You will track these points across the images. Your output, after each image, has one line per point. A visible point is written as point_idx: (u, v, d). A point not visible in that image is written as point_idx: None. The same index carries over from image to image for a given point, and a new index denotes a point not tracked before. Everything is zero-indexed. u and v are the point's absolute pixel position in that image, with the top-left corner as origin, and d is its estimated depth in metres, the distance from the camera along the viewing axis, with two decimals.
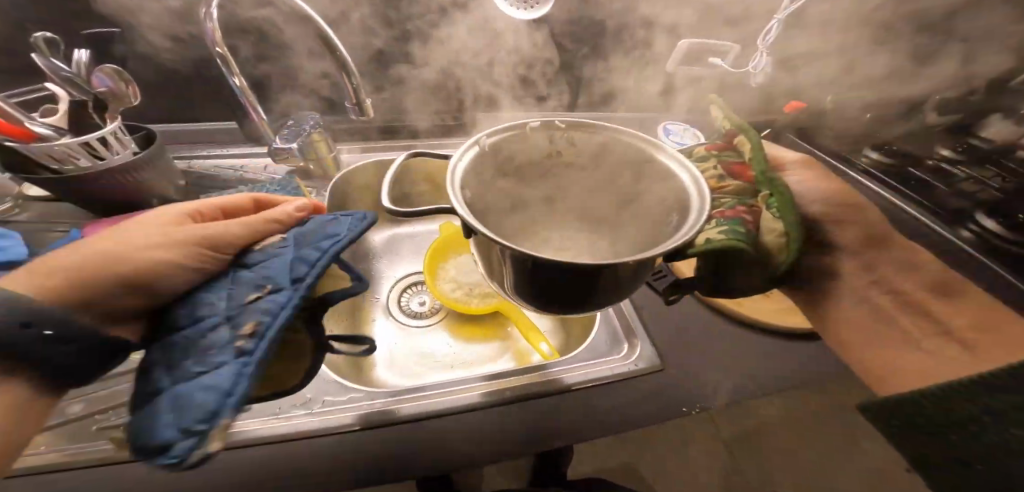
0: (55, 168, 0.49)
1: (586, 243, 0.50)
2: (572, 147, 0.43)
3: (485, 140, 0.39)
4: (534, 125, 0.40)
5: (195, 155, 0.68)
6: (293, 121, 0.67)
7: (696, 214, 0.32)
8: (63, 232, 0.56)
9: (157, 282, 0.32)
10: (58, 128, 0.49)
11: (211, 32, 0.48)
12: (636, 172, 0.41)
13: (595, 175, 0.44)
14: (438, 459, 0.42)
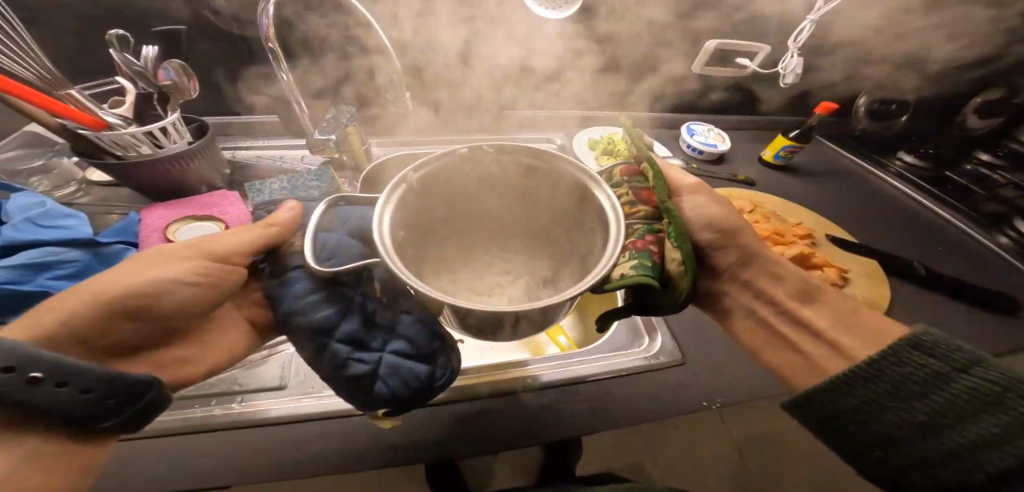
0: (118, 154, 0.53)
1: (526, 262, 0.50)
2: (505, 171, 0.41)
3: (412, 176, 0.38)
4: (464, 152, 0.39)
5: (239, 146, 0.72)
6: (332, 113, 0.70)
7: (613, 244, 0.33)
8: (121, 215, 0.61)
9: (159, 299, 0.34)
10: (125, 118, 0.53)
11: (266, 27, 0.51)
12: (570, 197, 0.41)
13: (530, 198, 0.44)
14: (465, 441, 0.45)
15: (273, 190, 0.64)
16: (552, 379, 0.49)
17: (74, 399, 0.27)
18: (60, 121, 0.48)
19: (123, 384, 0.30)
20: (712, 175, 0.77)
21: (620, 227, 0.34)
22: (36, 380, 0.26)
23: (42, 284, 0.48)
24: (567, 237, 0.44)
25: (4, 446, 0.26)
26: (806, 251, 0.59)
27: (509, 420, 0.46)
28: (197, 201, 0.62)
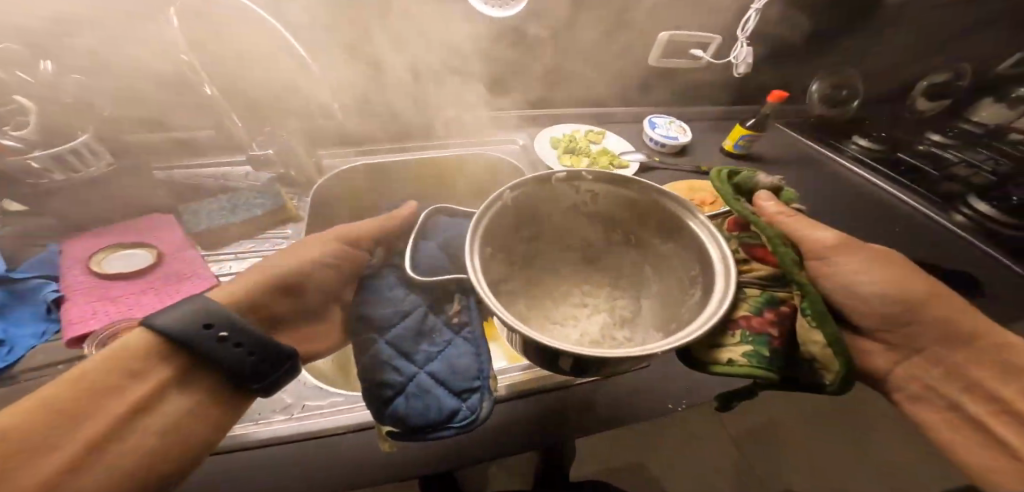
0: (29, 182, 0.48)
1: (605, 293, 0.53)
2: (592, 198, 0.48)
3: (508, 195, 0.44)
4: (559, 178, 0.45)
5: (177, 165, 0.67)
6: (271, 125, 0.67)
7: (718, 300, 0.35)
8: (43, 246, 0.56)
9: (315, 275, 0.42)
10: (27, 140, 0.47)
11: (175, 39, 0.49)
12: (644, 220, 0.47)
13: (607, 222, 0.50)
14: (435, 460, 0.41)
15: (211, 213, 0.61)
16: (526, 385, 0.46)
17: (241, 359, 0.30)
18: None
19: (281, 352, 0.32)
20: (674, 169, 0.76)
21: (733, 267, 0.37)
22: (222, 336, 0.29)
23: None
24: (643, 268, 0.49)
25: (179, 395, 0.30)
26: None
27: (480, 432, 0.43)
28: (132, 224, 0.58)
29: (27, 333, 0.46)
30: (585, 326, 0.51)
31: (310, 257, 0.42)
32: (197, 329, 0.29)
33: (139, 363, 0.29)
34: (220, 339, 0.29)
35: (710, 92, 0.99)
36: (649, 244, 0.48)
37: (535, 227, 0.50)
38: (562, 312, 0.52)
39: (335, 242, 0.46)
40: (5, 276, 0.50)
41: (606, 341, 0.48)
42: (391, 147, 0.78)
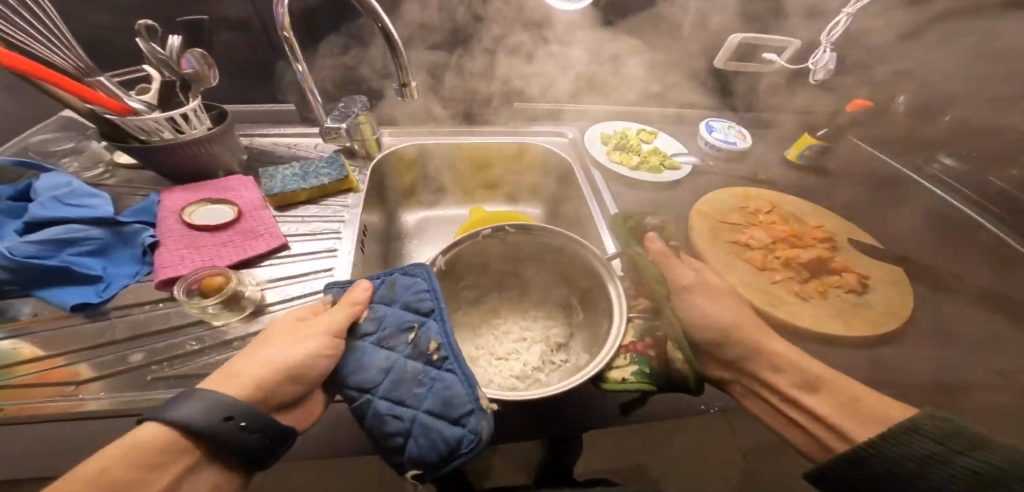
0: (143, 138, 0.56)
1: (544, 328, 0.57)
2: (521, 246, 0.55)
3: (442, 258, 0.52)
4: (486, 232, 0.53)
5: (257, 133, 0.75)
6: (343, 102, 0.72)
7: (617, 331, 0.43)
8: (144, 197, 0.63)
9: (311, 371, 0.38)
10: (150, 104, 0.56)
11: (280, 17, 0.52)
12: (569, 266, 0.53)
13: (545, 271, 0.57)
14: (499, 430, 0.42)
15: (284, 177, 0.67)
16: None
17: (252, 442, 0.33)
18: (90, 107, 0.50)
19: (278, 428, 0.35)
20: (730, 174, 0.74)
21: (622, 305, 0.45)
22: (238, 423, 0.32)
23: (63, 259, 0.52)
24: (574, 305, 0.55)
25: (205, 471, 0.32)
26: (823, 254, 0.57)
27: (500, 414, 0.42)
28: (217, 184, 0.65)
29: (128, 271, 0.54)
30: (528, 359, 0.53)
31: (294, 343, 0.38)
32: (213, 418, 0.31)
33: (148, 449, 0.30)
34: (240, 427, 0.32)
35: (773, 97, 0.96)
36: (573, 284, 0.54)
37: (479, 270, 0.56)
38: (506, 348, 0.55)
39: (325, 333, 0.40)
40: (111, 218, 0.56)
41: (544, 366, 0.52)
42: (446, 131, 0.81)
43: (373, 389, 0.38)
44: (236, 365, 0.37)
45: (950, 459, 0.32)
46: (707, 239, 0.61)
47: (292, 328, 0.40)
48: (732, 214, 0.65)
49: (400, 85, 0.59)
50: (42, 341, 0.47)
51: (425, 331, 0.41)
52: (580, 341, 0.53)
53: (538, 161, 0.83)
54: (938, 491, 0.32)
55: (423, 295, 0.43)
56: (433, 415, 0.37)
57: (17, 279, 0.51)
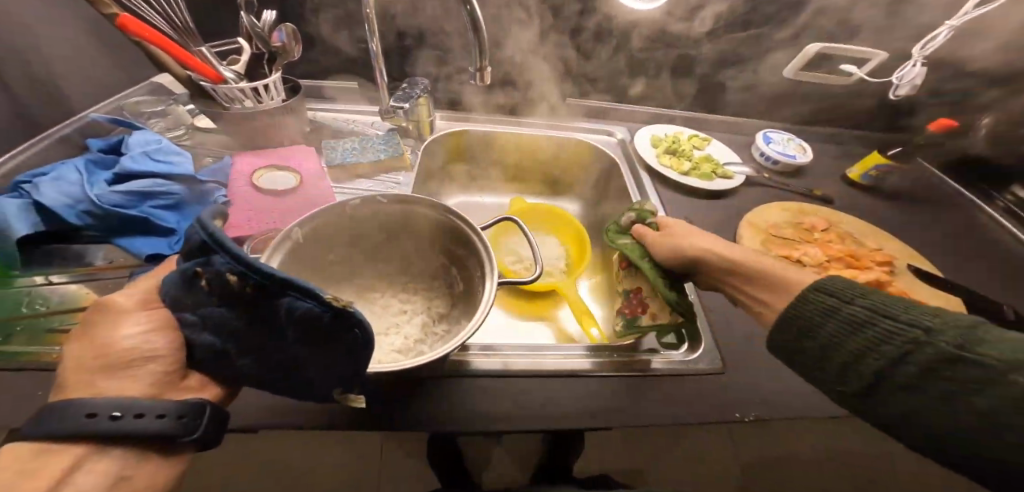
0: (226, 105, 0.61)
1: (423, 302, 0.65)
2: (388, 217, 0.60)
3: (299, 230, 0.51)
4: (352, 203, 0.55)
5: (321, 107, 0.79)
6: (405, 83, 0.75)
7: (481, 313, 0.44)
8: (216, 159, 0.68)
9: (151, 349, 0.33)
10: (239, 74, 0.62)
11: None
12: (459, 245, 0.58)
13: (373, 240, 0.62)
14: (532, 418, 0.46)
15: (345, 150, 0.70)
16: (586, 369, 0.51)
17: (177, 427, 0.30)
18: (189, 74, 0.57)
19: (190, 403, 0.31)
20: (783, 187, 0.72)
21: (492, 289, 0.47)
22: (113, 416, 0.28)
23: (143, 210, 0.57)
24: (467, 285, 0.60)
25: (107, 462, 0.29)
26: (881, 278, 0.55)
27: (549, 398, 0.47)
28: (282, 151, 0.69)
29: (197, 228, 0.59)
30: (409, 332, 0.61)
31: (122, 324, 0.34)
32: (77, 422, 0.28)
33: (43, 461, 0.28)
34: (114, 417, 0.29)
35: (839, 111, 0.92)
36: (473, 272, 0.57)
37: (367, 246, 0.62)
38: (386, 323, 0.62)
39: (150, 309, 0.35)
40: (191, 176, 0.62)
41: (427, 338, 0.61)
42: (499, 119, 0.83)
43: (232, 327, 0.33)
44: (91, 359, 0.32)
45: (845, 308, 0.35)
46: (757, 250, 0.60)
47: (112, 309, 0.34)
48: (786, 228, 0.64)
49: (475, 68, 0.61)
50: (106, 289, 0.52)
51: (207, 264, 0.31)
52: (458, 316, 0.61)
53: (584, 157, 0.83)
54: (858, 359, 0.33)
55: (186, 241, 0.32)
56: (308, 338, 0.33)
57: (102, 224, 0.57)
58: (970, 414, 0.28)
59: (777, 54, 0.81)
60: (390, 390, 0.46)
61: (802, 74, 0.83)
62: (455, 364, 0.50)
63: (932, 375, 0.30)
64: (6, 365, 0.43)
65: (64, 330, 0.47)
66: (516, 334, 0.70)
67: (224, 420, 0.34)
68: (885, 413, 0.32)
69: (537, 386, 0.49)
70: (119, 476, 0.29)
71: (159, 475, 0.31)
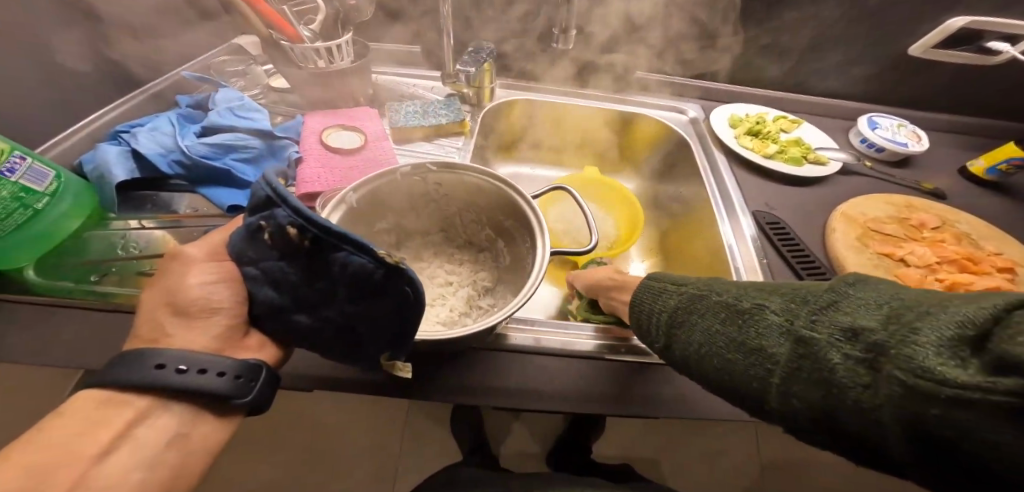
0: (300, 65, 0.63)
1: (468, 274, 0.66)
2: (440, 185, 0.58)
3: (352, 196, 0.50)
4: (403, 170, 0.54)
5: (385, 70, 0.80)
6: (473, 47, 0.73)
7: (528, 289, 0.42)
8: (289, 118, 0.70)
9: (213, 303, 0.34)
10: (314, 34, 0.63)
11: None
12: (512, 216, 0.56)
13: (422, 207, 0.62)
14: (569, 399, 0.45)
15: (407, 112, 0.70)
16: (651, 357, 0.48)
17: (231, 385, 0.31)
18: (270, 32, 0.58)
19: (248, 363, 0.32)
20: (884, 179, 0.65)
21: (541, 265, 0.45)
22: (177, 370, 0.30)
23: (226, 163, 0.60)
24: (520, 265, 0.59)
25: (168, 414, 0.30)
26: (1002, 286, 0.48)
27: (583, 385, 0.46)
28: (348, 111, 0.70)
29: None
30: (454, 303, 0.62)
31: (190, 275, 0.35)
32: (147, 372, 0.29)
33: (112, 411, 0.29)
34: (174, 370, 0.30)
35: (957, 96, 0.80)
36: (526, 248, 0.56)
37: (418, 214, 0.62)
38: (432, 293, 0.63)
39: (216, 261, 0.35)
40: (268, 131, 0.64)
41: (471, 311, 0.61)
42: (560, 90, 0.80)
43: (293, 283, 0.33)
44: (164, 308, 0.34)
45: (678, 287, 0.36)
46: (850, 244, 0.54)
47: (182, 261, 0.35)
48: (889, 224, 0.57)
49: (559, 31, 0.69)
50: (184, 238, 0.55)
51: (269, 219, 0.31)
52: (505, 290, 0.62)
53: (651, 135, 0.78)
54: (674, 320, 0.34)
55: (252, 196, 0.32)
56: (361, 299, 0.33)
57: (190, 175, 0.60)
58: (735, 350, 0.28)
59: (903, 25, 0.70)
60: (433, 359, 0.47)
61: (929, 53, 0.71)
62: (502, 337, 0.49)
63: (707, 309, 0.32)
64: (101, 303, 0.47)
65: (150, 275, 0.51)
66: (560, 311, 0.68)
67: (275, 383, 0.34)
68: (704, 371, 0.31)
69: (598, 369, 0.47)
70: (178, 432, 0.30)
71: (213, 435, 0.32)
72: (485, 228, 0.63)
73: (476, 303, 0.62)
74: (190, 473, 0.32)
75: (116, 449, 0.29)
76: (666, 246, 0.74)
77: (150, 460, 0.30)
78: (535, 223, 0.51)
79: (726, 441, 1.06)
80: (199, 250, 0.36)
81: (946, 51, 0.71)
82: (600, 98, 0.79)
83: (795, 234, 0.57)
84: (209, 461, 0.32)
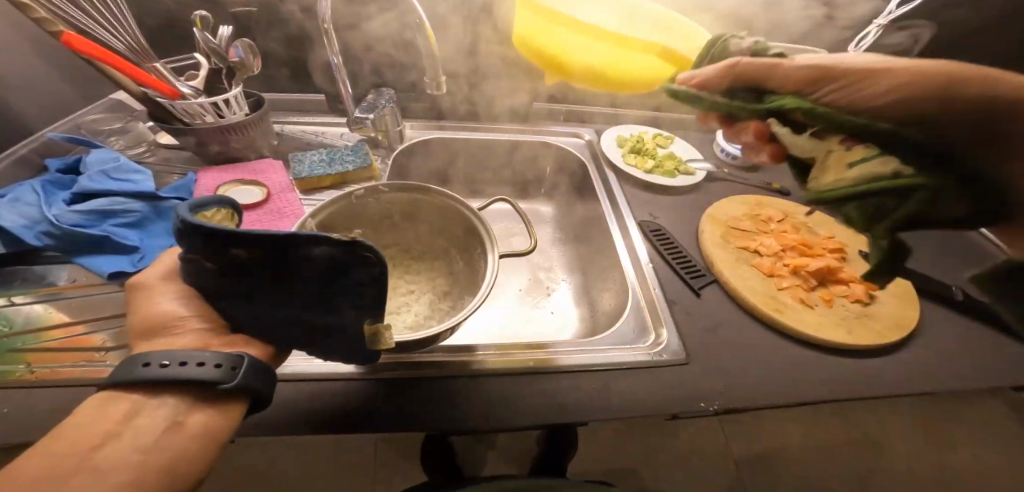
0: (186, 121, 0.62)
1: (428, 282, 0.71)
2: (395, 200, 0.64)
3: (311, 222, 0.55)
4: (359, 193, 0.60)
5: (287, 120, 0.80)
6: (373, 94, 0.76)
7: (484, 291, 0.49)
8: (181, 176, 0.69)
9: (163, 318, 0.36)
10: (197, 89, 0.63)
11: (324, 9, 0.60)
12: (464, 226, 0.63)
13: (381, 224, 0.67)
14: (490, 421, 0.49)
15: (312, 162, 0.70)
16: (558, 364, 0.54)
17: (216, 373, 0.32)
18: (144, 90, 0.57)
19: (229, 354, 0.34)
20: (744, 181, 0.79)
21: (492, 270, 0.52)
22: (161, 364, 0.31)
23: (104, 229, 0.57)
24: (472, 267, 0.66)
25: (158, 409, 0.32)
26: (830, 263, 0.65)
27: (509, 400, 0.50)
28: (248, 165, 0.71)
29: (160, 245, 0.59)
30: (417, 310, 0.66)
31: (160, 295, 0.38)
32: (135, 371, 0.31)
33: (113, 406, 0.31)
34: (160, 369, 0.31)
35: None
36: (478, 254, 0.63)
37: (377, 230, 0.67)
38: (395, 303, 0.67)
39: (164, 283, 0.39)
40: (153, 192, 0.62)
41: (435, 314, 0.66)
42: (466, 126, 0.86)
43: (257, 287, 0.36)
44: (139, 329, 0.36)
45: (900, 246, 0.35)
46: (717, 241, 0.70)
47: (138, 292, 0.39)
48: (744, 221, 0.74)
49: (431, 79, 0.71)
50: (71, 309, 0.52)
51: (212, 254, 0.33)
52: (460, 292, 0.68)
53: (553, 158, 0.88)
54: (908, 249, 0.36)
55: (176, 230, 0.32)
56: (331, 279, 0.37)
57: (62, 245, 0.56)
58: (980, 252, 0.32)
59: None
60: (364, 402, 0.48)
61: None
62: (462, 363, 0.53)
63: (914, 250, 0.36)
64: None
65: (28, 350, 0.47)
66: (508, 333, 0.72)
67: (262, 372, 0.35)
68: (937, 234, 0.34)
69: (516, 384, 0.52)
70: (172, 420, 0.32)
71: (208, 425, 0.33)
72: (439, 239, 0.69)
73: (435, 313, 0.66)
74: (183, 475, 0.31)
75: (110, 443, 0.29)
76: (586, 263, 0.80)
77: (149, 447, 0.30)
78: (484, 231, 0.58)
79: (685, 442, 1.11)
80: (148, 275, 0.39)
81: None
82: (502, 131, 0.87)
83: (675, 239, 0.72)
84: (211, 450, 0.33)
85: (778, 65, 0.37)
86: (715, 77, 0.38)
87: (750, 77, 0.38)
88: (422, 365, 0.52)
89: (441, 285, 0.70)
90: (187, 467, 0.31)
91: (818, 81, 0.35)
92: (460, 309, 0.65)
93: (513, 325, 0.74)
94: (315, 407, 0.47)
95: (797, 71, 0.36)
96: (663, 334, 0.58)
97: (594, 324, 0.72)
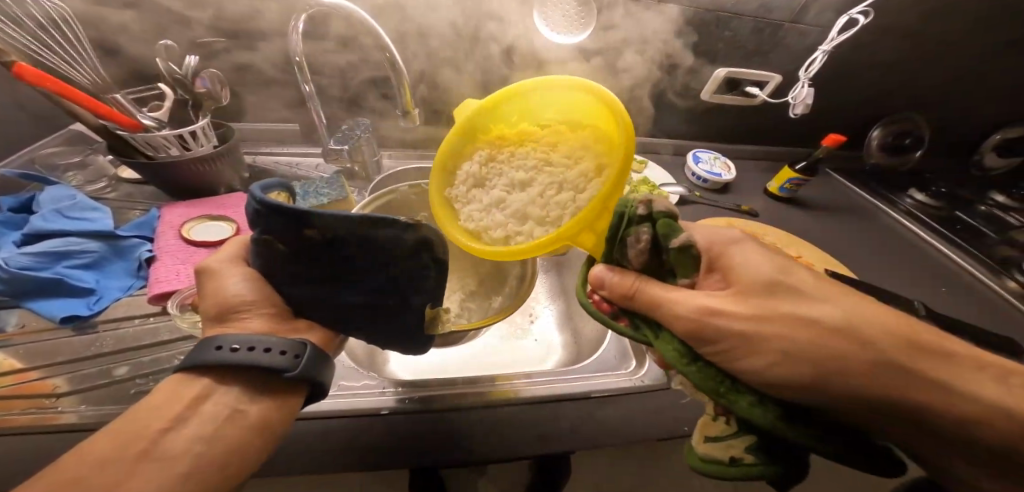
0: (150, 154, 0.61)
1: (458, 280, 0.69)
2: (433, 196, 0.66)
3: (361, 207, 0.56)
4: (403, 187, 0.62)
5: (260, 151, 0.80)
6: (348, 125, 0.76)
7: None
8: (143, 212, 0.67)
9: (233, 302, 0.37)
10: (159, 121, 0.61)
11: (295, 43, 0.60)
12: None
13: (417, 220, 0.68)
14: (498, 449, 0.48)
15: None
16: (557, 392, 0.53)
17: (282, 360, 0.34)
18: (103, 122, 0.55)
19: (295, 341, 0.36)
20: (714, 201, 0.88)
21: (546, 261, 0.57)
22: (234, 349, 0.34)
23: (56, 272, 0.53)
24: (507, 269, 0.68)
25: (226, 395, 0.35)
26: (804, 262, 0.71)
27: (517, 425, 0.50)
28: (215, 201, 0.69)
29: (120, 285, 0.56)
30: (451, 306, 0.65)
31: (228, 278, 0.38)
32: (210, 353, 0.34)
33: (188, 389, 0.34)
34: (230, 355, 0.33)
35: (756, 130, 1.03)
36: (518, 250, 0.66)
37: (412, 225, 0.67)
38: None
39: (240, 266, 0.39)
40: (111, 232, 0.59)
41: (468, 311, 0.65)
42: None
43: (314, 273, 0.37)
44: (210, 312, 0.37)
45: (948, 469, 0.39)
46: None
47: (208, 275, 0.39)
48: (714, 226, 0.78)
49: (403, 111, 0.70)
50: (24, 354, 0.49)
51: (284, 236, 0.34)
52: (495, 289, 0.68)
53: None
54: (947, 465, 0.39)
55: (251, 208, 0.33)
56: (391, 264, 0.38)
57: (11, 289, 0.52)
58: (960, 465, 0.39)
59: (694, 82, 0.89)
60: (356, 448, 0.46)
61: (714, 98, 0.92)
62: (462, 395, 0.52)
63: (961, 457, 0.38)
64: None
65: None
66: (501, 363, 0.71)
67: (321, 360, 0.37)
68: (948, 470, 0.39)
69: (517, 413, 0.51)
70: (235, 408, 0.34)
71: (268, 414, 0.35)
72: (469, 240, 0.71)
73: (464, 312, 0.65)
74: (243, 455, 0.34)
75: (179, 427, 0.32)
76: (569, 289, 0.81)
77: (211, 435, 0.33)
78: None
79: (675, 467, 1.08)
80: (214, 261, 0.39)
81: (729, 94, 0.92)
82: None
83: None
84: (266, 439, 0.35)
85: (665, 302, 0.38)
86: (613, 297, 0.41)
87: (645, 309, 0.39)
88: (425, 397, 0.51)
89: (473, 283, 0.69)
90: (241, 454, 0.34)
91: (701, 331, 0.36)
92: (490, 310, 0.66)
93: (505, 354, 0.72)
94: (299, 450, 0.45)
95: (690, 314, 0.36)
96: (646, 360, 0.58)
97: (579, 350, 0.71)
